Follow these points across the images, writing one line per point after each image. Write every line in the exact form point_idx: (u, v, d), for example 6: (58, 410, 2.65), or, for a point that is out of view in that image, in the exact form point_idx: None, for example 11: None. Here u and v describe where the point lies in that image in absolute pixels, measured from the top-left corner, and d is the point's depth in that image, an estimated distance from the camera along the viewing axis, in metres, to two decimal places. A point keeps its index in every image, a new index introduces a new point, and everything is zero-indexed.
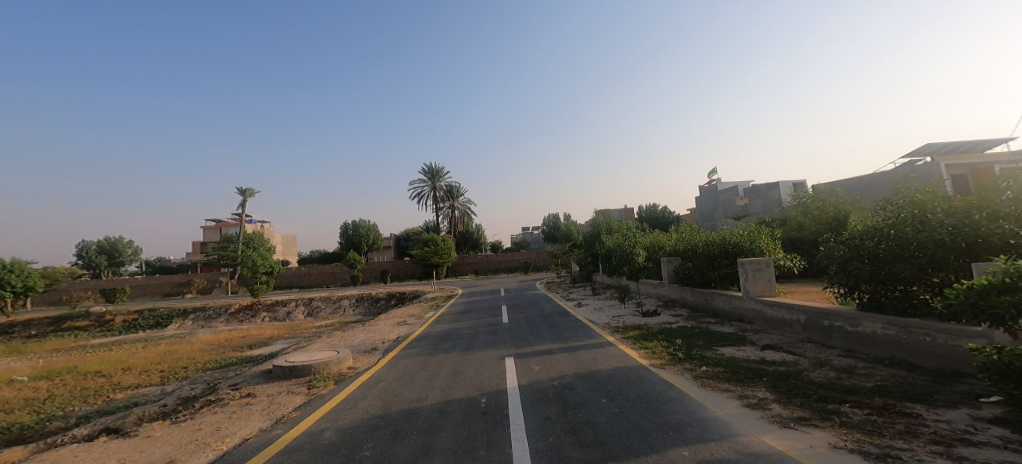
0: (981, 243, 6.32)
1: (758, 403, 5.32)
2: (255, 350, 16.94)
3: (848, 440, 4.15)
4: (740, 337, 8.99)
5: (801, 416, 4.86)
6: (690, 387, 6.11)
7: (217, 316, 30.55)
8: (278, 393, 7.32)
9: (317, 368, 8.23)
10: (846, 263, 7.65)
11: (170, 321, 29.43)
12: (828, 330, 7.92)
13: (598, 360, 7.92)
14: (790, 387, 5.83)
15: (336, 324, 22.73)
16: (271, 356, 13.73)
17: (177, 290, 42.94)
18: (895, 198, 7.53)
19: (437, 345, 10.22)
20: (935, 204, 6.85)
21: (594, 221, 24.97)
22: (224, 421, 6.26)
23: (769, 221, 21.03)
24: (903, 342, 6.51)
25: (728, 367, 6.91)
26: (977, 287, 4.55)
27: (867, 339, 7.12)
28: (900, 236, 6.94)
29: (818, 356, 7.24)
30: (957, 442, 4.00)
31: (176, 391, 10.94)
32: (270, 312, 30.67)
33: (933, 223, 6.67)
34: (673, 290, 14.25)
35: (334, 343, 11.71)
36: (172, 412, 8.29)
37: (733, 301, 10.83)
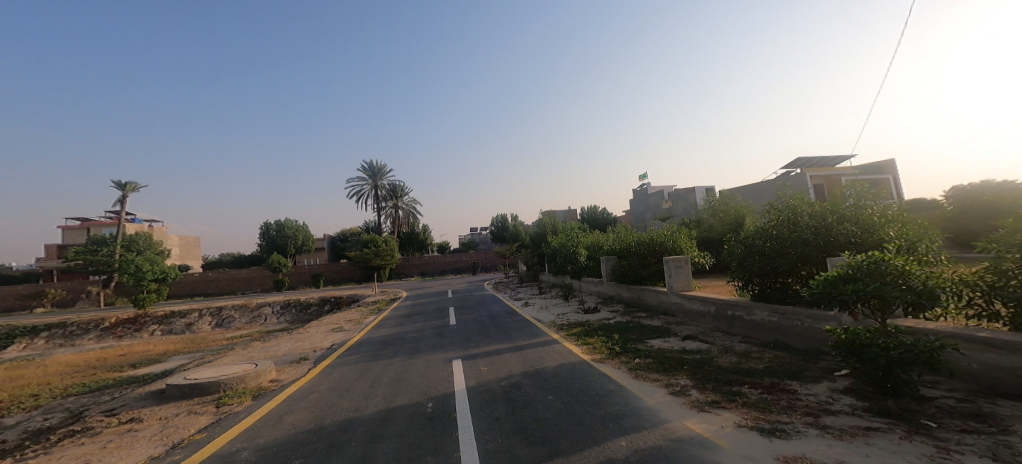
0: (834, 242, 7.45)
1: (680, 390, 5.80)
2: (138, 369, 14.73)
3: (748, 419, 4.68)
4: (665, 329, 9.73)
5: (713, 399, 5.38)
6: (626, 379, 6.48)
7: (83, 332, 26.10)
8: (175, 416, 6.41)
9: (230, 384, 7.33)
10: (742, 260, 8.60)
11: (11, 341, 24.46)
12: (732, 319, 8.85)
13: (544, 357, 8.07)
14: (705, 373, 6.44)
15: (250, 335, 20.57)
16: (160, 375, 12.01)
17: (21, 304, 35.95)
18: (776, 203, 8.62)
19: (378, 351, 9.67)
20: (803, 208, 7.99)
21: (540, 222, 25.34)
22: (98, 453, 5.35)
23: (686, 222, 22.91)
24: (782, 327, 7.52)
25: (657, 358, 7.42)
26: (829, 278, 5.32)
27: (759, 326, 8.09)
28: (779, 235, 8.02)
29: (729, 343, 8.04)
30: (823, 412, 4.70)
31: (22, 424, 9.12)
32: (164, 325, 26.94)
33: (801, 225, 7.81)
34: (611, 287, 14.92)
35: (254, 355, 10.58)
36: (16, 449, 6.89)
37: (660, 295, 11.66)
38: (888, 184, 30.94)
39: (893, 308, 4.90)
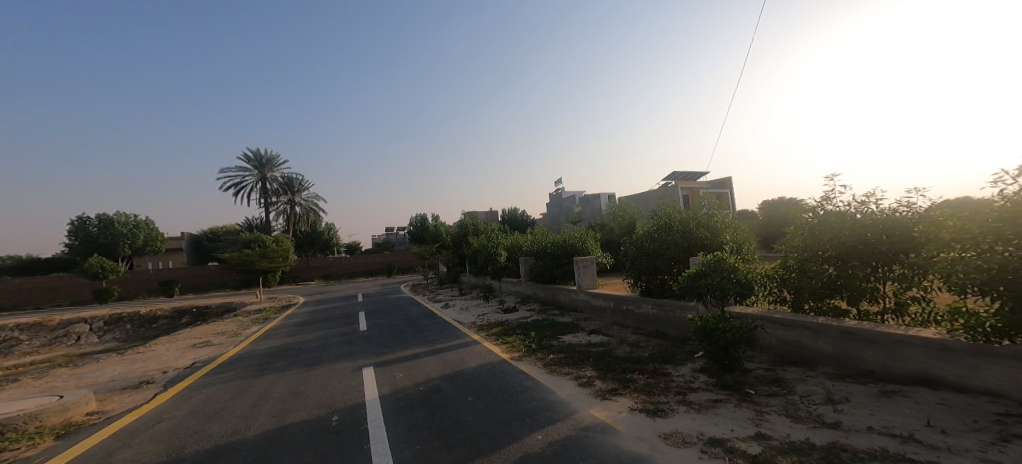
0: (696, 245, 8.81)
1: (587, 381, 6.29)
2: None
3: (638, 402, 5.27)
4: (573, 324, 10.24)
5: (612, 387, 5.93)
6: (541, 375, 6.79)
7: None
8: None
9: (15, 424, 5.70)
10: (633, 260, 9.57)
11: None
12: (626, 312, 9.59)
13: (465, 359, 7.91)
14: (607, 363, 7.05)
15: (53, 360, 16.61)
16: None
17: None
18: (658, 210, 9.85)
19: (264, 365, 8.75)
20: (676, 214, 9.27)
21: (461, 221, 22.81)
22: None
23: (591, 225, 24.52)
24: (661, 318, 8.53)
25: (568, 352, 7.88)
26: (687, 275, 6.33)
27: (643, 318, 9.04)
28: (659, 237, 9.18)
29: (626, 335, 8.75)
30: (687, 389, 5.45)
31: None
32: None
33: (673, 230, 9.08)
34: (526, 287, 14.62)
35: (58, 385, 8.67)
36: None
37: (571, 293, 11.84)
38: (728, 199, 37.32)
39: (730, 297, 6.01)
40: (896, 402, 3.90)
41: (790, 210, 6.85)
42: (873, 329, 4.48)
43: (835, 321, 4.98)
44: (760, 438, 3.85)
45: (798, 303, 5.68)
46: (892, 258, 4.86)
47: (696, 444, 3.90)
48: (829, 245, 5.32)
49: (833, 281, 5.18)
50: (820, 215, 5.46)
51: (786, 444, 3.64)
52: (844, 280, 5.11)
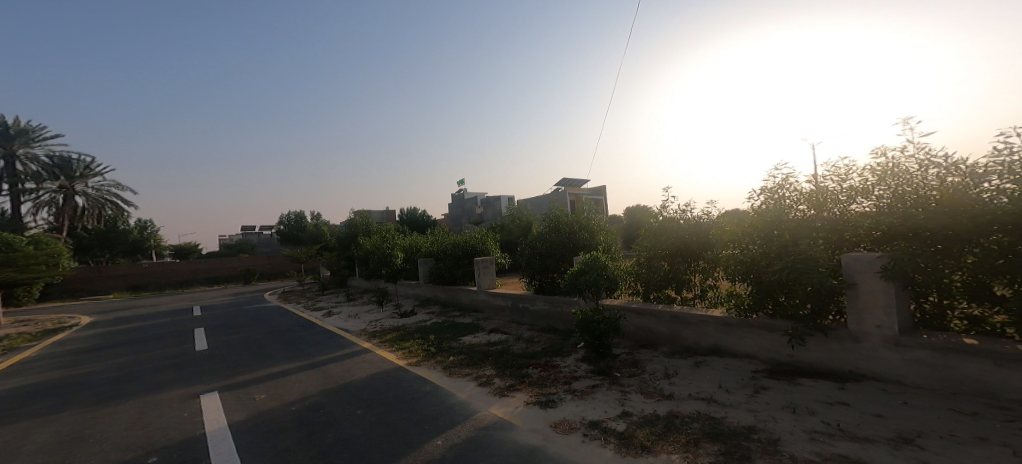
0: (581, 246, 9.53)
1: (486, 380, 5.63)
2: None
3: (533, 396, 4.85)
4: (474, 325, 9.72)
5: (509, 383, 5.38)
6: (441, 378, 6.03)
7: None
8: None
9: None
10: (529, 260, 9.97)
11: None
12: (522, 309, 9.57)
13: (352, 371, 6.98)
14: (505, 361, 6.49)
15: None
16: None
17: None
18: (550, 212, 10.27)
19: (50, 400, 6.54)
20: (566, 216, 9.83)
21: (353, 221, 21.45)
22: None
23: (491, 227, 24.86)
24: (553, 314, 8.70)
25: (469, 353, 7.21)
26: (570, 273, 6.59)
27: (537, 314, 9.09)
28: (551, 238, 9.64)
29: (522, 332, 8.64)
30: (572, 379, 5.25)
31: None
32: None
33: (562, 231, 9.65)
34: (426, 290, 14.17)
35: None
36: None
37: (471, 294, 11.63)
38: (604, 205, 41.23)
39: (601, 291, 6.36)
40: (706, 370, 4.75)
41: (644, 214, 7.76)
42: (687, 311, 5.48)
43: (669, 307, 5.81)
44: (624, 416, 3.97)
45: (646, 295, 6.50)
46: (700, 254, 5.95)
47: (579, 429, 3.79)
48: (667, 248, 6.22)
49: (665, 274, 6.17)
50: (661, 220, 6.37)
51: (642, 418, 3.84)
52: (670, 273, 6.15)
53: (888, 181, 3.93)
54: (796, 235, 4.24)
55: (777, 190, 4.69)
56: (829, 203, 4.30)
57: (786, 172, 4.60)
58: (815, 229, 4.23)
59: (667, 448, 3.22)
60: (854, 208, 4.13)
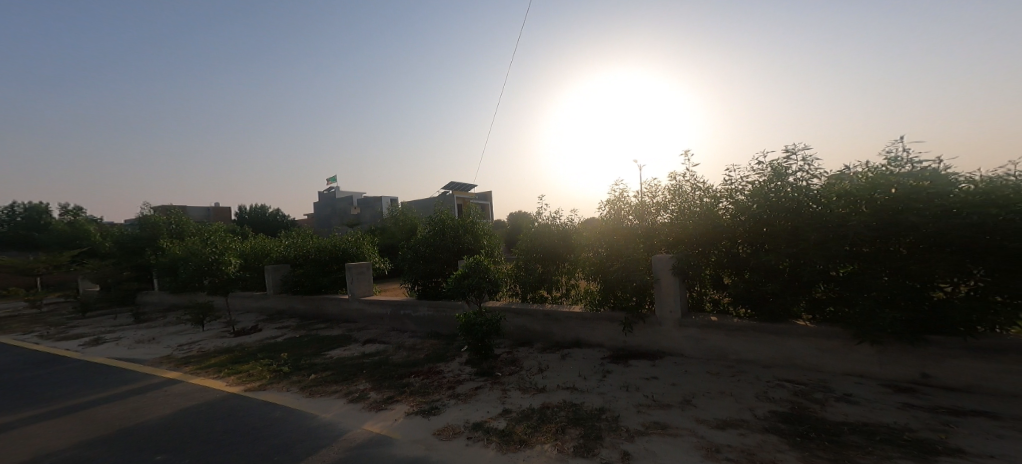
0: (466, 250, 9.68)
1: (359, 395, 5.34)
2: None
3: (415, 404, 4.77)
4: (345, 337, 9.09)
5: (388, 395, 5.20)
6: (298, 400, 5.43)
7: None
8: None
9: None
10: (410, 265, 9.57)
11: None
12: (404, 317, 9.37)
13: (177, 398, 5.79)
14: (382, 372, 6.25)
15: None
16: None
17: None
18: (435, 216, 10.07)
19: None
20: (451, 220, 9.85)
21: (146, 220, 15.57)
22: None
23: (370, 229, 23.50)
24: (438, 318, 8.69)
25: (337, 369, 6.67)
26: (454, 277, 6.49)
27: (421, 320, 8.97)
28: (437, 243, 9.54)
29: (403, 340, 8.41)
30: (456, 383, 5.29)
31: None
32: None
33: (447, 235, 9.63)
34: (280, 301, 12.37)
35: None
36: None
37: (342, 304, 10.83)
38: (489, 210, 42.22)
39: (484, 294, 6.55)
40: (572, 362, 5.24)
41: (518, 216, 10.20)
42: (557, 309, 5.97)
43: (543, 306, 6.26)
44: (505, 413, 4.12)
45: (523, 296, 6.91)
46: (566, 257, 6.58)
47: (463, 432, 3.83)
48: (541, 253, 6.69)
49: (540, 275, 6.67)
50: (537, 226, 6.82)
51: (520, 413, 4.04)
52: (544, 274, 6.68)
53: (677, 201, 5.06)
54: (627, 242, 5.26)
55: (615, 203, 5.43)
56: (646, 214, 5.24)
57: (621, 188, 5.37)
58: (639, 238, 5.21)
59: (541, 439, 3.45)
60: (660, 219, 5.16)
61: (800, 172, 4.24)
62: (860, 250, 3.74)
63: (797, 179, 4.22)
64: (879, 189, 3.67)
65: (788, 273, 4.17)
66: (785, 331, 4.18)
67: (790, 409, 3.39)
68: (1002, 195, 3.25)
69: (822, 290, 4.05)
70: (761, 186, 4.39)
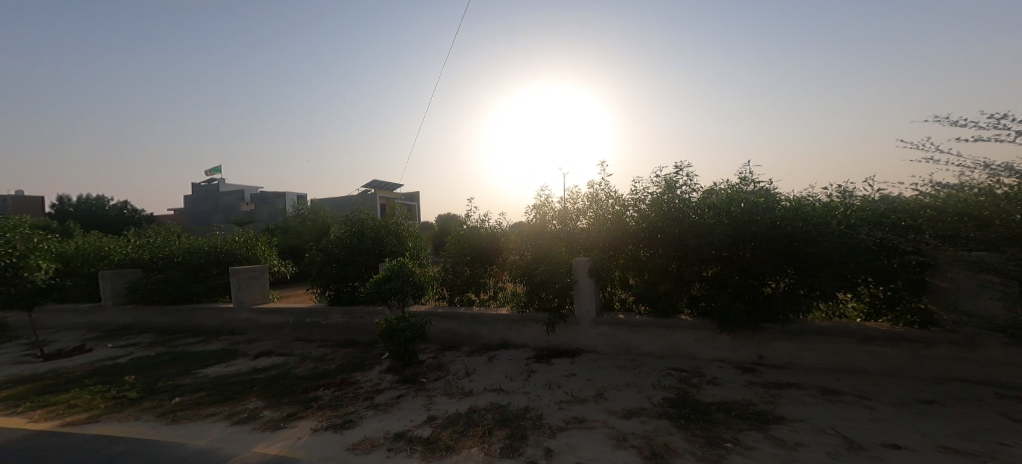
0: (387, 252, 9.19)
1: (248, 415, 4.64)
2: None
3: (323, 420, 4.38)
4: (229, 351, 7.45)
5: (290, 411, 4.66)
6: (153, 430, 4.40)
7: None
8: None
9: None
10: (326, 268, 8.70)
11: None
12: (312, 326, 8.13)
13: None
14: (279, 388, 5.47)
15: None
16: None
17: None
18: (352, 216, 9.54)
19: None
20: (371, 221, 9.33)
21: None
22: None
23: (271, 228, 21.26)
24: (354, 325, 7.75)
25: (214, 388, 5.59)
26: (373, 281, 6.11)
27: (335, 328, 7.91)
28: (354, 245, 8.97)
29: (309, 351, 7.25)
30: (375, 393, 5.03)
31: None
32: None
33: (366, 236, 9.11)
34: (125, 313, 9.64)
35: None
36: None
37: (222, 314, 8.76)
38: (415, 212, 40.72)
39: (409, 298, 6.29)
40: (498, 364, 5.30)
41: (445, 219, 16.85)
42: (484, 311, 6.03)
43: (468, 309, 6.29)
44: (430, 420, 4.06)
45: (450, 299, 6.88)
46: (494, 260, 6.65)
47: (382, 444, 3.70)
48: (468, 257, 6.69)
49: (467, 278, 6.67)
50: (466, 229, 6.75)
51: (445, 419, 4.01)
52: (471, 277, 6.69)
53: (593, 208, 5.36)
54: (552, 246, 5.43)
55: (541, 208, 5.61)
56: (568, 219, 5.48)
57: (545, 194, 5.57)
58: (562, 243, 5.42)
59: (467, 443, 3.45)
60: (579, 224, 5.45)
61: (686, 186, 4.83)
62: (725, 252, 4.47)
63: (684, 192, 4.81)
64: (738, 202, 4.47)
65: (676, 274, 4.74)
66: (672, 325, 4.79)
67: (699, 402, 3.63)
68: (817, 209, 4.21)
69: (697, 288, 4.78)
70: (658, 196, 4.87)
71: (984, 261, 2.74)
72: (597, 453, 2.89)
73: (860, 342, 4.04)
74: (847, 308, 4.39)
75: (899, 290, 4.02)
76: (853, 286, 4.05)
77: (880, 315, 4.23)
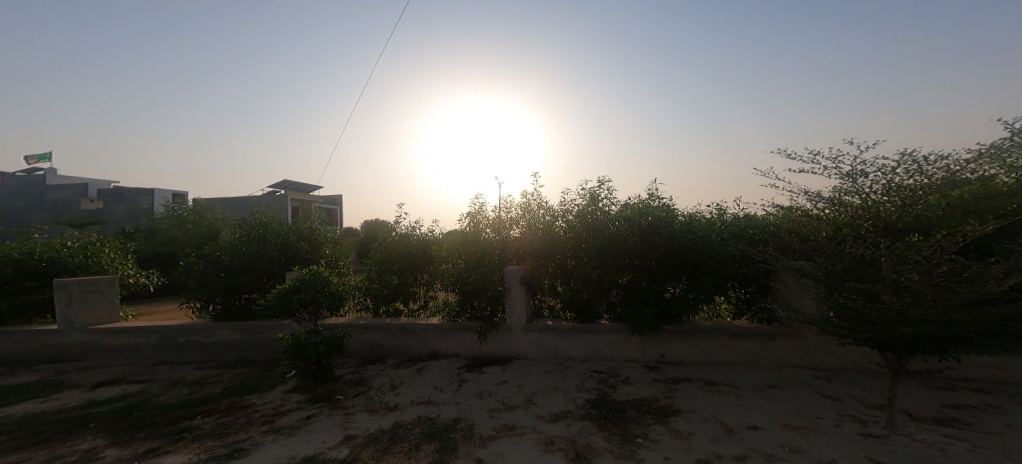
0: (297, 259, 7.11)
1: (83, 458, 3.67)
2: None
3: (200, 452, 3.70)
4: (53, 383, 5.77)
5: (149, 447, 3.83)
6: None
7: None
8: None
9: None
10: (201, 278, 6.86)
11: None
12: (186, 345, 6.55)
13: None
14: (134, 421, 4.44)
15: None
16: None
17: None
18: (250, 218, 7.49)
19: None
20: (275, 224, 7.21)
21: None
22: None
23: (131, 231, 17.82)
24: (245, 343, 6.43)
25: (26, 428, 4.34)
26: (278, 291, 5.36)
27: (216, 347, 6.51)
28: (249, 251, 6.90)
29: (187, 372, 6.04)
30: (277, 415, 4.46)
31: None
32: None
33: (268, 241, 7.00)
34: None
35: None
36: None
37: (39, 336, 6.76)
38: (336, 216, 38.77)
39: (321, 310, 5.63)
40: (427, 375, 5.18)
41: (371, 223, 25.65)
42: (413, 322, 5.87)
43: (395, 319, 6.06)
44: (347, 440, 3.77)
45: (375, 310, 6.62)
46: (424, 268, 6.50)
47: None
48: (396, 267, 6.48)
49: (395, 288, 6.45)
50: (393, 236, 6.53)
51: (367, 437, 3.78)
52: (399, 286, 6.47)
53: (526, 218, 5.47)
54: (483, 255, 5.45)
55: (475, 215, 5.61)
56: (501, 228, 5.52)
57: (480, 202, 5.60)
58: (493, 252, 5.44)
59: (393, 460, 3.31)
60: (512, 232, 5.52)
61: (606, 199, 5.13)
62: (636, 262, 4.88)
63: (605, 205, 5.10)
64: (652, 214, 4.87)
65: (596, 283, 5.08)
66: (594, 329, 5.04)
67: (614, 403, 3.80)
68: (706, 224, 4.86)
69: (614, 294, 5.08)
70: (582, 208, 5.12)
71: (804, 269, 3.26)
72: (525, 459, 2.93)
73: (730, 338, 4.72)
74: (720, 307, 5.13)
75: (755, 293, 4.96)
76: (725, 290, 4.88)
77: (742, 314, 5.06)
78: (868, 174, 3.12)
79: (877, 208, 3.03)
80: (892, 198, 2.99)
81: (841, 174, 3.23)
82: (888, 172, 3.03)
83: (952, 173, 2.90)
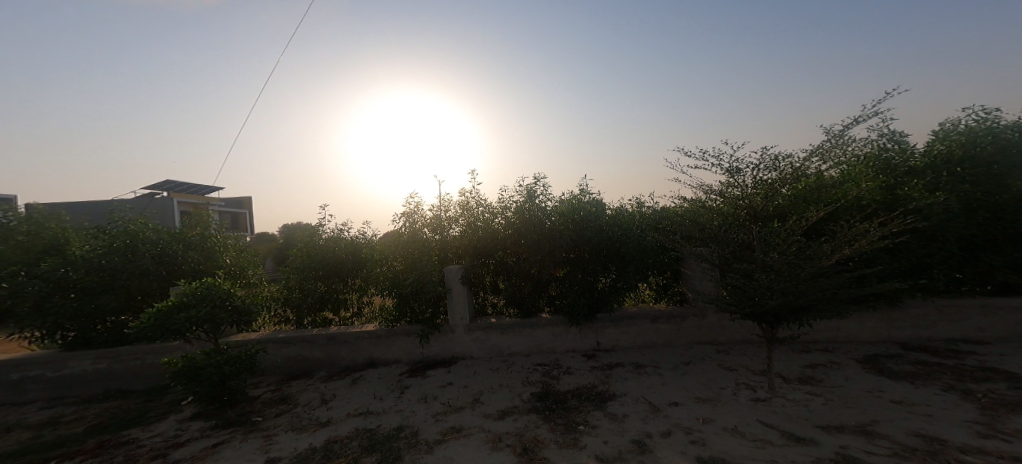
0: (180, 270, 6.17)
1: None
2: None
3: None
4: None
5: None
6: None
7: None
8: None
9: None
10: (40, 301, 5.64)
11: None
12: (23, 384, 5.56)
13: None
14: None
15: None
16: None
17: None
18: (109, 225, 6.17)
19: None
20: (147, 233, 6.10)
21: None
22: None
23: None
24: (114, 372, 5.62)
25: None
26: (157, 309, 4.61)
27: (73, 381, 5.61)
28: (111, 266, 5.77)
29: (24, 416, 5.04)
30: (172, 448, 3.95)
31: None
32: None
33: (141, 252, 5.95)
34: None
35: None
36: None
37: None
38: (241, 219, 35.42)
39: (224, 327, 4.97)
40: (365, 384, 4.93)
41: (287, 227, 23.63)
42: (344, 330, 5.53)
43: (325, 330, 5.66)
44: None
45: (299, 321, 6.16)
46: (355, 273, 6.15)
47: None
48: (321, 273, 6.05)
49: (321, 296, 6.05)
50: (318, 240, 6.08)
51: (296, 457, 3.50)
52: (326, 294, 6.09)
53: (465, 216, 5.38)
54: (420, 256, 5.28)
55: (411, 215, 5.42)
56: (441, 228, 5.38)
57: (415, 201, 5.42)
58: (431, 253, 5.30)
59: None
60: (451, 232, 5.41)
61: (542, 195, 5.23)
62: (571, 255, 5.03)
63: (541, 201, 5.19)
64: (584, 208, 5.07)
65: (536, 277, 5.14)
66: (535, 323, 5.13)
67: (551, 395, 3.89)
68: (629, 216, 5.16)
69: (553, 289, 5.22)
70: (520, 204, 5.15)
71: (703, 254, 3.55)
72: (473, 459, 2.90)
73: (652, 322, 5.05)
74: (644, 293, 5.42)
75: (668, 279, 5.39)
76: (645, 277, 5.23)
77: (660, 298, 5.43)
78: (742, 170, 3.55)
79: (748, 200, 3.46)
80: (758, 191, 3.45)
81: (724, 169, 3.63)
82: (755, 170, 3.50)
83: (797, 170, 3.44)
